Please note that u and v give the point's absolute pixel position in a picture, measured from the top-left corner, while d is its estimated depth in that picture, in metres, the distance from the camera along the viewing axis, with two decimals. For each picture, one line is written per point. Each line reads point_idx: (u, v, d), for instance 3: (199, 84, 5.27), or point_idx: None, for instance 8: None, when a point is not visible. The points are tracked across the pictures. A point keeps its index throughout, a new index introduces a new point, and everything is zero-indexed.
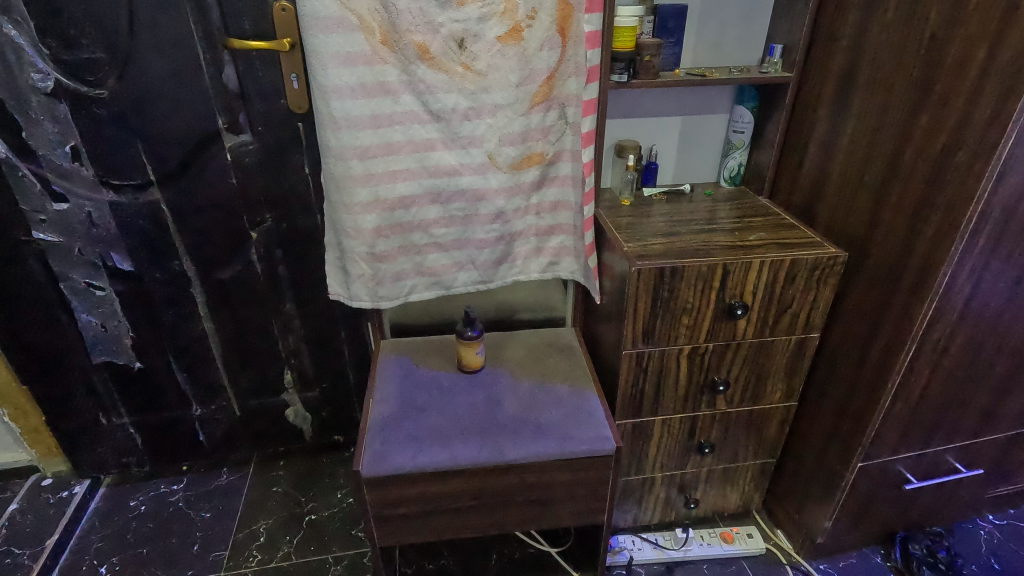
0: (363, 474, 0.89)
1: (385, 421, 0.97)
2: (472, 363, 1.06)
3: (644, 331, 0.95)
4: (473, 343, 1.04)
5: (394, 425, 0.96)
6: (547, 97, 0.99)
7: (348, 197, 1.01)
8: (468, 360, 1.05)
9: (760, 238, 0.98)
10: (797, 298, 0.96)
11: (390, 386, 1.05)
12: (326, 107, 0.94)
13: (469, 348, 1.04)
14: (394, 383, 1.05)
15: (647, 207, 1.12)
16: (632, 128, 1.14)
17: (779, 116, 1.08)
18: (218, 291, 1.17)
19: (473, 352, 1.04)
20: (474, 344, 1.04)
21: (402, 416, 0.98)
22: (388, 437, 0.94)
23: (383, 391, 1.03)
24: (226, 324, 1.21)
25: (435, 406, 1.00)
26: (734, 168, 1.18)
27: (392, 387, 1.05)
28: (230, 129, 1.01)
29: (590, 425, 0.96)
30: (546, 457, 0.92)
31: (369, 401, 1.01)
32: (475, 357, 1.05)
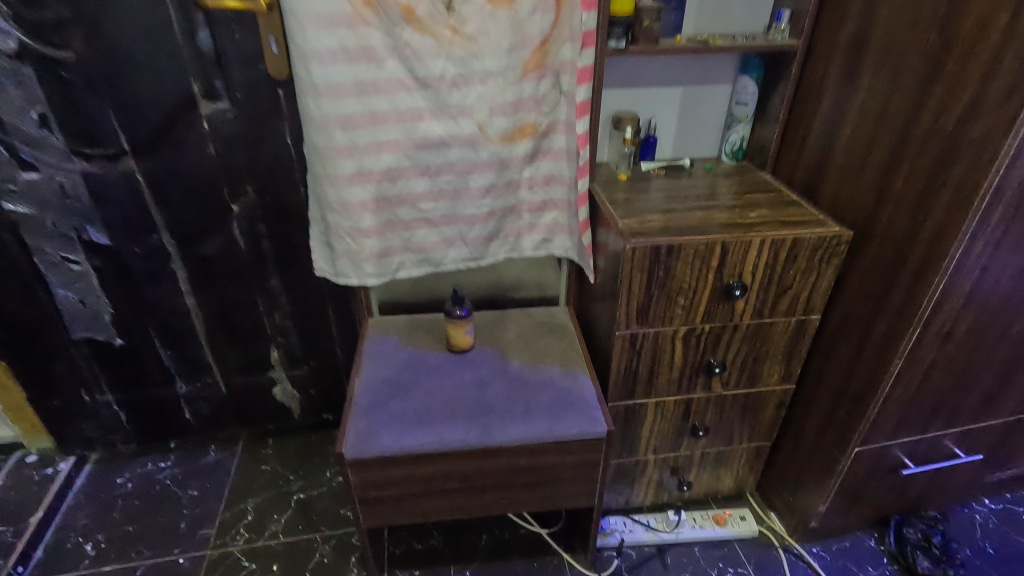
0: (348, 457, 0.87)
1: (371, 401, 0.94)
2: (460, 344, 1.02)
3: (639, 312, 0.92)
4: (462, 323, 1.00)
5: (381, 406, 0.94)
6: (540, 64, 0.94)
7: (332, 170, 0.97)
8: (456, 340, 1.02)
9: (761, 215, 0.94)
10: (798, 278, 0.92)
11: (376, 365, 1.02)
12: (307, 73, 0.89)
13: (458, 329, 1.00)
14: (382, 362, 1.02)
15: (645, 182, 1.07)
16: (630, 98, 1.09)
17: (784, 87, 1.03)
18: (201, 266, 1.13)
19: (462, 332, 1.01)
20: (463, 324, 1.00)
21: (388, 396, 0.96)
22: (373, 418, 0.92)
23: (370, 370, 1.01)
24: (210, 301, 1.17)
25: (422, 386, 0.97)
26: (736, 142, 1.13)
27: (379, 365, 1.02)
28: (206, 96, 0.96)
29: (582, 407, 0.94)
30: (536, 440, 0.89)
31: (356, 380, 0.99)
32: (465, 337, 1.01)
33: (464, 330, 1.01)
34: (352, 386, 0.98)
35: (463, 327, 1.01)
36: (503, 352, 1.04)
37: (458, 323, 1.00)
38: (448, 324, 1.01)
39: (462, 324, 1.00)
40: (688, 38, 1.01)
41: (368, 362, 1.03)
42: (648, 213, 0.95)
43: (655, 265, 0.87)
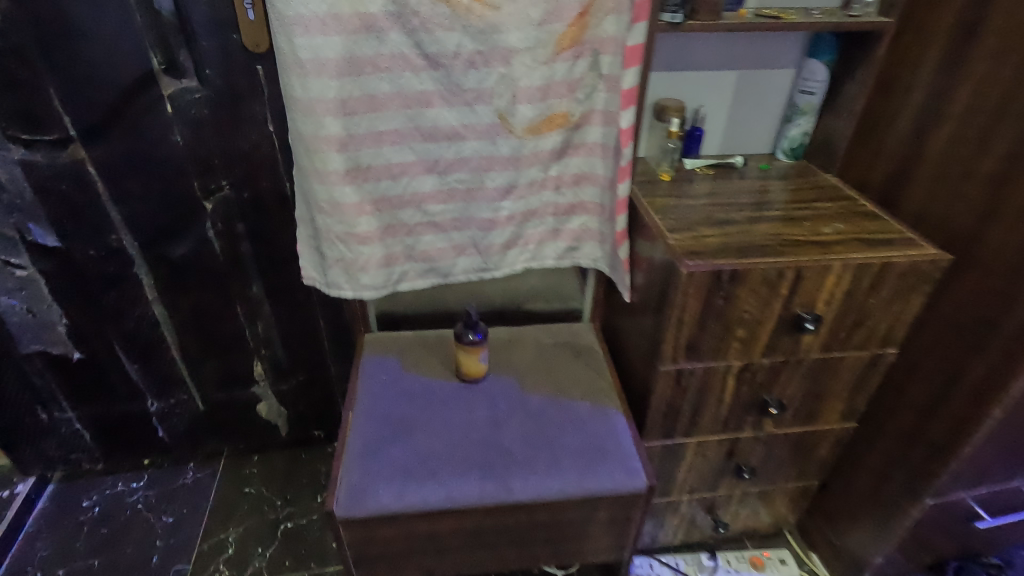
0: (340, 516, 0.73)
1: (368, 444, 0.80)
2: (472, 372, 0.88)
3: (688, 345, 0.77)
4: (475, 350, 0.85)
5: (380, 450, 0.79)
6: (576, 41, 0.77)
7: (321, 164, 0.80)
8: (468, 368, 0.87)
9: (837, 231, 0.79)
10: (880, 308, 0.77)
11: (374, 396, 0.87)
12: (290, 46, 0.72)
13: (470, 356, 0.86)
14: (379, 392, 0.88)
15: (690, 183, 0.91)
16: (676, 83, 0.92)
17: (864, 74, 0.86)
18: (170, 271, 0.97)
19: (476, 360, 0.86)
20: (477, 352, 0.85)
21: (388, 438, 0.81)
22: (371, 466, 0.78)
23: (366, 403, 0.86)
24: (182, 310, 1.02)
25: (428, 425, 0.83)
26: (796, 138, 0.96)
27: (377, 397, 0.87)
28: (168, 72, 0.79)
29: (617, 454, 0.80)
30: (563, 497, 0.75)
31: (349, 416, 0.84)
32: (479, 365, 0.87)
33: (478, 358, 0.86)
34: (345, 423, 0.83)
35: (477, 355, 0.86)
36: (520, 380, 0.90)
37: (471, 350, 0.85)
38: (458, 350, 0.86)
39: (476, 351, 0.85)
40: (753, 12, 0.84)
41: (363, 392, 0.88)
42: (700, 225, 0.79)
43: (715, 292, 0.72)
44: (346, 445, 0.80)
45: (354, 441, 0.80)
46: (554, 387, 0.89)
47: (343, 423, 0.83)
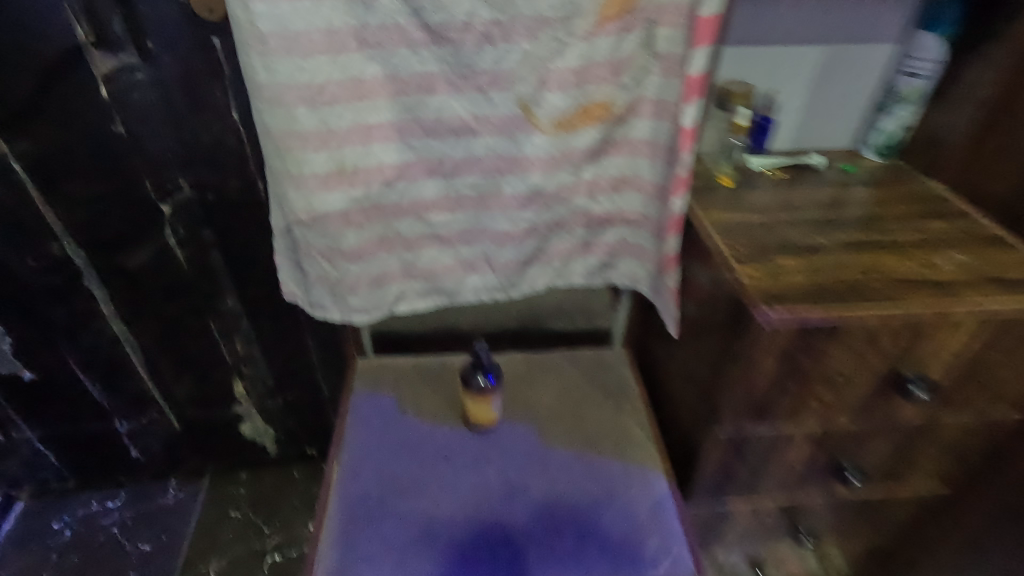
0: None
1: (357, 510, 0.66)
2: (482, 422, 0.73)
3: (756, 407, 0.61)
4: (485, 396, 0.70)
5: (371, 519, 0.66)
6: (625, 9, 0.59)
7: (296, 167, 0.63)
8: (477, 417, 0.72)
9: (955, 264, 0.61)
10: (1006, 367, 0.60)
11: (365, 445, 0.73)
12: (247, 13, 0.55)
13: (479, 403, 0.71)
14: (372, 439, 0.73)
15: (757, 190, 0.73)
16: (744, 61, 0.74)
17: (999, 53, 0.66)
18: (127, 284, 0.82)
19: (486, 407, 0.71)
20: (487, 398, 0.70)
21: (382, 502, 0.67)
22: (359, 540, 0.64)
23: (355, 453, 0.72)
24: (146, 325, 0.87)
25: (429, 486, 0.69)
26: (892, 133, 0.77)
27: (369, 446, 0.73)
28: (101, 46, 0.62)
29: (658, 533, 0.65)
30: None
31: (335, 470, 0.70)
32: (490, 413, 0.72)
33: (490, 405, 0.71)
34: (329, 479, 0.69)
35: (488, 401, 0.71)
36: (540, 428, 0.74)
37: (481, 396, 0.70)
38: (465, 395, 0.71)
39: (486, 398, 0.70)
40: None
41: (354, 438, 0.74)
42: (776, 252, 0.62)
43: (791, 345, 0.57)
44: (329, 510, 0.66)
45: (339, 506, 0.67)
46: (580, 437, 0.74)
47: (327, 480, 0.69)
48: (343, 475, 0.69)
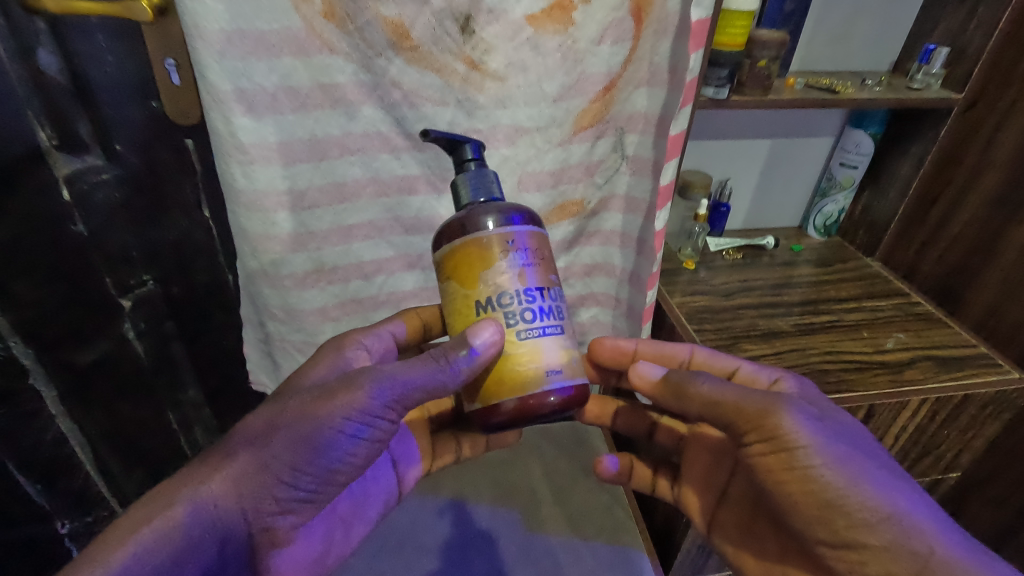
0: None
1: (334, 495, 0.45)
2: (514, 362, 0.41)
3: None
4: (545, 252, 0.43)
5: (391, 494, 0.58)
6: (599, 119, 0.61)
7: (274, 268, 0.62)
8: (495, 356, 0.41)
9: (900, 342, 0.67)
10: (949, 438, 0.65)
11: (383, 369, 0.42)
12: (227, 126, 0.52)
13: (451, 271, 0.42)
14: (392, 375, 0.41)
15: (717, 273, 0.78)
16: (704, 154, 0.79)
17: (919, 153, 0.74)
18: (81, 380, 0.70)
19: (479, 290, 0.41)
20: (543, 259, 0.43)
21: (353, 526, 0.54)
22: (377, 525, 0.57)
23: (367, 400, 0.41)
24: (95, 418, 0.74)
25: (433, 526, 0.73)
26: (831, 215, 0.85)
27: (380, 383, 0.41)
28: (62, 148, 0.57)
29: None
30: None
31: (319, 432, 0.40)
32: (503, 283, 0.41)
33: (510, 272, 0.41)
34: (267, 436, 0.41)
35: (483, 249, 0.41)
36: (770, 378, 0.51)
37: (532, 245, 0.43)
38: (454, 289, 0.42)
39: (470, 254, 0.41)
40: (801, 80, 0.70)
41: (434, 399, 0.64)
42: (744, 339, 0.66)
43: None
44: (266, 519, 0.42)
45: (280, 500, 0.42)
46: (772, 372, 0.52)
47: (271, 460, 0.40)
48: (332, 457, 0.41)
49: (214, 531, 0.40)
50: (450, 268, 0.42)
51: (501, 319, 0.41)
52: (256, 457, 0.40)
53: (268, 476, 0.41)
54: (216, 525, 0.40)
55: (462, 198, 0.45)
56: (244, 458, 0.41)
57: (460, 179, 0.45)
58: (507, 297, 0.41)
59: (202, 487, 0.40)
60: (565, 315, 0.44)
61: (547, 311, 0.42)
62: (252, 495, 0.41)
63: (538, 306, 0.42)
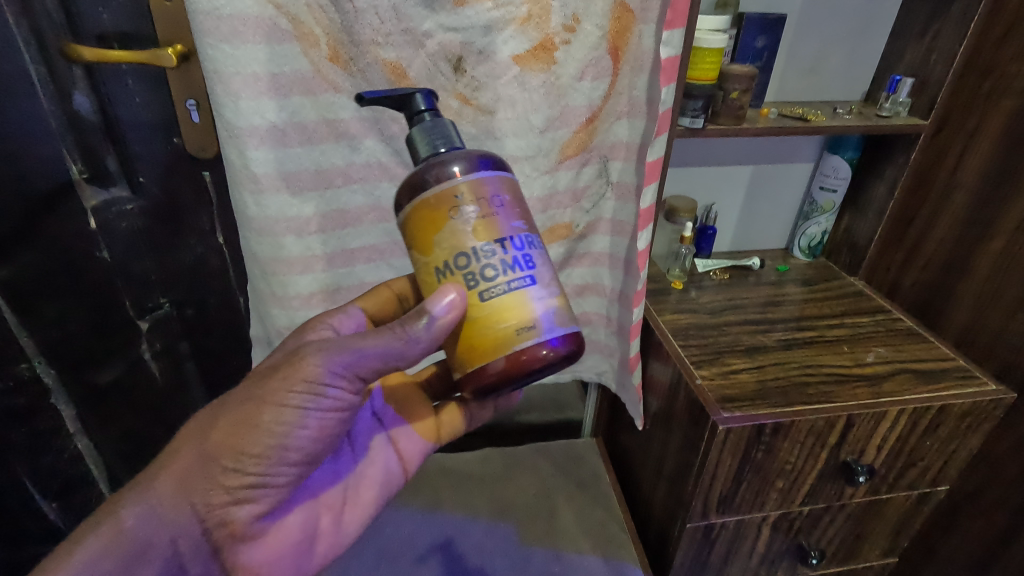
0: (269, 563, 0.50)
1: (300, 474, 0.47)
2: (484, 326, 0.41)
3: (724, 502, 0.66)
4: (502, 196, 0.42)
5: (387, 477, 0.58)
6: (583, 148, 0.66)
7: (281, 288, 0.65)
8: (461, 317, 0.41)
9: (880, 356, 0.70)
10: (933, 450, 0.67)
11: (338, 342, 0.43)
12: (241, 158, 0.57)
13: (410, 241, 0.42)
14: (349, 346, 0.42)
15: (705, 292, 0.81)
16: (688, 180, 0.84)
17: (893, 176, 0.77)
18: (97, 399, 0.74)
19: (436, 256, 0.41)
20: (499, 206, 0.41)
21: (347, 514, 0.56)
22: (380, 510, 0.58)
23: (320, 371, 0.42)
24: (109, 436, 0.77)
25: (431, 540, 0.75)
26: (815, 237, 0.88)
27: (332, 356, 0.42)
28: (91, 180, 0.62)
29: None
30: None
31: (261, 414, 0.42)
32: (459, 243, 0.40)
33: (464, 228, 0.40)
34: (204, 429, 0.44)
35: (431, 211, 0.40)
36: None
37: (483, 193, 0.41)
38: (421, 249, 0.42)
39: (420, 221, 0.41)
40: (776, 110, 0.74)
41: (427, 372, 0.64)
42: (727, 354, 0.69)
43: None
44: (217, 506, 0.45)
45: (228, 486, 0.44)
46: None
47: (210, 450, 0.43)
48: (277, 440, 0.43)
49: (163, 531, 0.44)
50: (416, 231, 0.41)
51: (463, 281, 0.41)
52: (197, 450, 0.43)
53: (203, 476, 0.44)
54: (175, 524, 0.44)
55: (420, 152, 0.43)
56: (186, 453, 0.44)
57: (415, 133, 0.44)
58: (477, 252, 0.41)
59: (142, 493, 0.44)
60: (542, 261, 0.43)
61: (521, 260, 0.42)
62: (196, 487, 0.44)
63: (508, 258, 0.41)
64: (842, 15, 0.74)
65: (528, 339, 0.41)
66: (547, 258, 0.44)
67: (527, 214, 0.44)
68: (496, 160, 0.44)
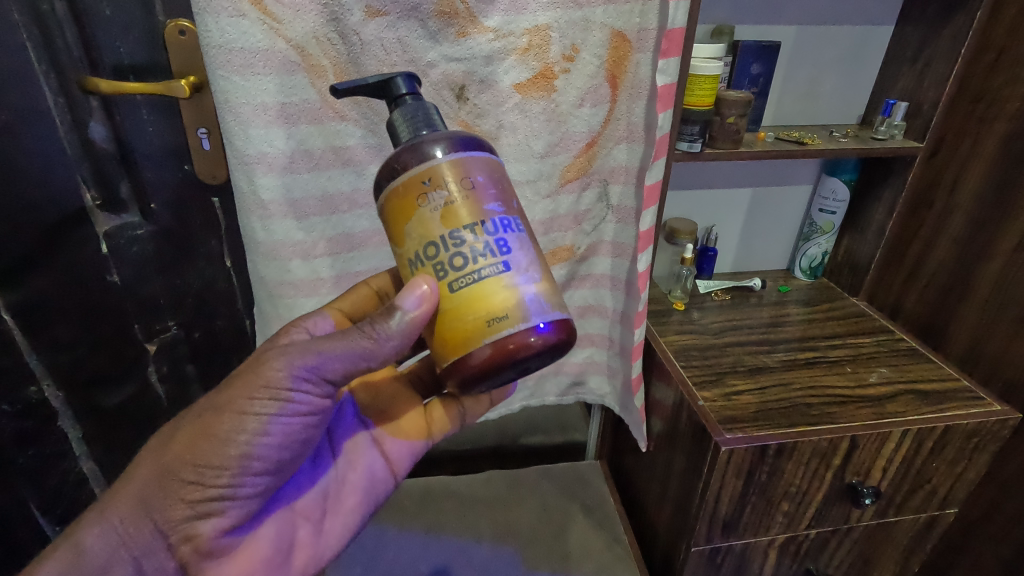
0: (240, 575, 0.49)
1: (269, 484, 0.47)
2: (453, 318, 0.40)
3: (728, 524, 0.65)
4: (472, 179, 0.41)
5: (367, 484, 0.58)
6: (584, 172, 0.67)
7: (287, 310, 0.67)
8: (434, 308, 0.41)
9: (882, 377, 0.69)
10: (940, 471, 0.66)
11: (302, 346, 0.43)
12: (250, 185, 0.58)
13: (387, 232, 0.43)
14: (317, 352, 0.43)
15: (706, 313, 0.82)
16: (687, 203, 0.85)
17: (890, 197, 0.78)
18: (105, 422, 0.75)
19: (408, 246, 0.41)
20: (468, 191, 0.41)
21: (328, 521, 0.56)
22: (362, 519, 0.58)
23: (284, 376, 0.42)
24: (115, 459, 0.78)
25: (434, 564, 0.74)
26: (816, 257, 0.89)
27: (296, 360, 0.43)
28: (104, 206, 0.64)
29: None
30: None
31: (219, 423, 0.43)
32: (427, 232, 0.40)
33: (432, 215, 0.40)
34: (165, 443, 0.44)
35: (400, 200, 0.41)
36: None
37: (453, 176, 0.41)
38: (398, 236, 0.42)
39: (393, 212, 0.41)
40: (773, 134, 0.76)
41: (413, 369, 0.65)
42: (729, 375, 0.69)
43: None
44: (180, 521, 0.44)
45: (190, 500, 0.44)
46: None
47: (169, 464, 0.43)
48: (239, 451, 0.43)
49: (123, 551, 0.44)
50: (394, 220, 0.42)
51: (433, 272, 0.41)
52: (157, 465, 0.44)
53: (156, 493, 0.44)
54: (144, 541, 0.44)
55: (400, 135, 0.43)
56: (145, 469, 0.44)
57: (395, 116, 0.44)
58: (450, 237, 0.40)
59: (102, 513, 0.44)
60: (520, 245, 0.42)
61: (496, 244, 0.41)
62: (156, 503, 0.44)
63: (485, 242, 0.41)
64: (835, 42, 0.76)
65: (506, 328, 0.40)
66: (526, 242, 0.42)
67: (505, 196, 0.43)
68: (477, 142, 0.43)
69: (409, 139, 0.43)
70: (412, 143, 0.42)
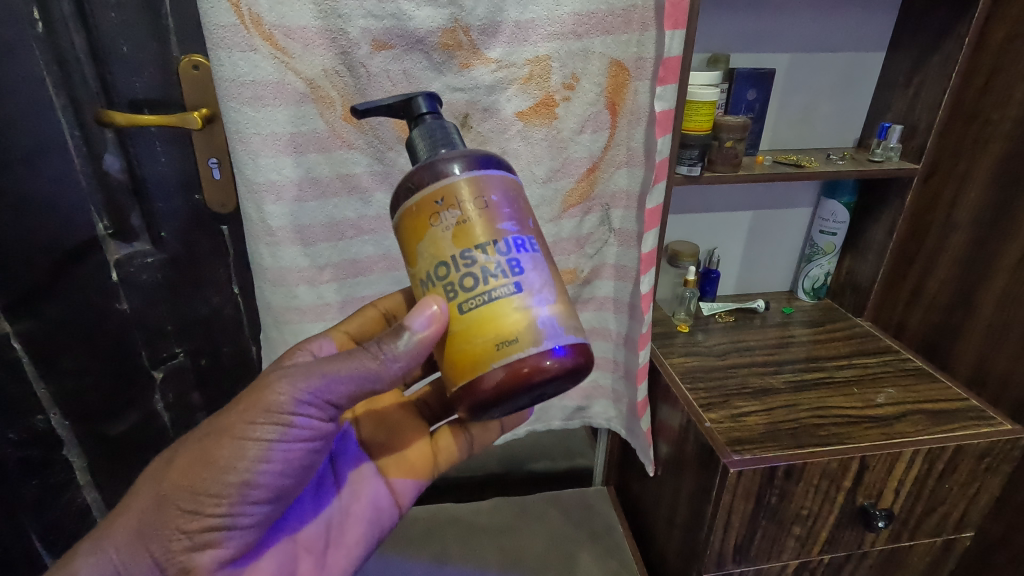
0: None
1: (268, 513, 0.47)
2: (463, 341, 0.41)
3: (740, 549, 0.64)
4: (488, 198, 0.41)
5: (372, 514, 0.58)
6: (586, 197, 0.68)
7: (294, 335, 0.67)
8: (444, 329, 0.42)
9: (890, 397, 0.69)
10: (953, 493, 0.65)
11: (306, 368, 0.43)
12: (258, 213, 0.59)
13: (403, 251, 0.44)
14: (320, 377, 0.43)
15: (712, 335, 0.82)
16: (688, 226, 0.86)
17: (889, 218, 0.79)
18: (109, 450, 0.74)
19: (420, 266, 0.42)
20: (483, 209, 0.41)
21: (331, 554, 0.55)
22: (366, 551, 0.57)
23: (288, 400, 0.43)
24: (118, 488, 0.77)
25: None
26: (819, 278, 0.89)
27: (300, 384, 0.43)
28: (116, 235, 0.65)
29: None
30: None
31: (220, 449, 0.43)
32: (440, 251, 0.41)
33: (444, 235, 0.41)
34: (163, 470, 0.44)
35: (414, 219, 0.42)
36: None
37: (466, 195, 0.41)
38: (411, 256, 0.43)
39: (407, 231, 0.43)
40: (770, 158, 0.77)
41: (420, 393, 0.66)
42: (736, 396, 0.69)
43: None
44: (178, 552, 0.44)
45: (187, 530, 0.44)
46: None
47: (166, 492, 0.43)
48: (240, 478, 0.43)
49: None
50: (411, 241, 0.42)
51: (443, 292, 0.41)
52: (153, 493, 0.44)
53: (149, 524, 0.43)
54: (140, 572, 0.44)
55: (422, 152, 0.44)
56: (141, 498, 0.44)
57: (415, 133, 0.45)
58: (462, 258, 0.41)
59: (98, 543, 0.43)
60: (534, 266, 0.42)
61: (512, 262, 0.41)
62: (151, 534, 0.43)
63: (506, 260, 0.41)
64: (827, 68, 0.78)
65: (515, 352, 0.40)
66: (541, 262, 0.42)
67: (520, 215, 0.43)
68: (496, 160, 0.44)
69: (428, 156, 0.44)
70: (431, 158, 0.43)
